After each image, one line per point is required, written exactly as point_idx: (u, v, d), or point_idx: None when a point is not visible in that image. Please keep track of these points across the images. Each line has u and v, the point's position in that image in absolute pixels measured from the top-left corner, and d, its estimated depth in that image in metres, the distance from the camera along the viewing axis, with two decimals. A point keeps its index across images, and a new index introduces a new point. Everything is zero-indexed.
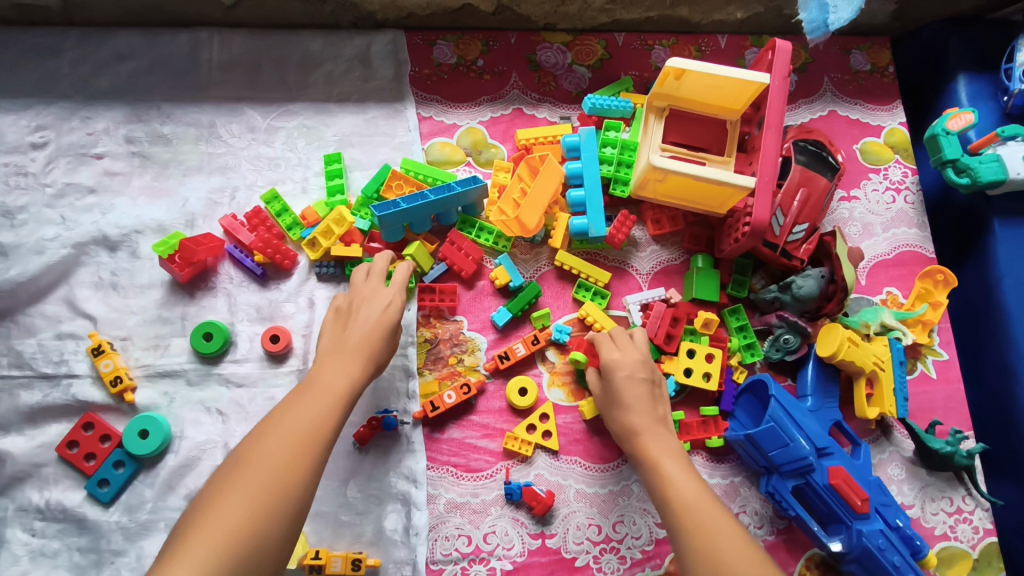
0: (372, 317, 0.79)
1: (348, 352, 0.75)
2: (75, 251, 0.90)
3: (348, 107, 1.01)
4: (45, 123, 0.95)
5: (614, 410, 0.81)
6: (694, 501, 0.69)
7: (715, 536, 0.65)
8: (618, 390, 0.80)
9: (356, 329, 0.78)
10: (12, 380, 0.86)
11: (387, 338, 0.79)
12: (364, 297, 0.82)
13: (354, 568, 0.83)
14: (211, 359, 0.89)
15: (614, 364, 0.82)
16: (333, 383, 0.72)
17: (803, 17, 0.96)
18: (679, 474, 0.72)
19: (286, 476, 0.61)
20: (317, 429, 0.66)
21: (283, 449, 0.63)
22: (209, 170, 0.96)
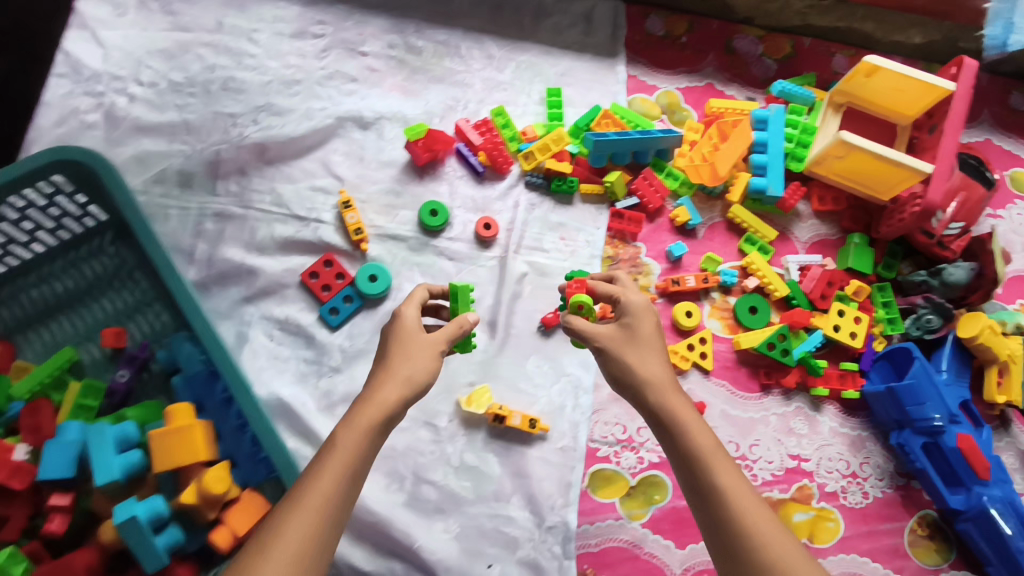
0: (416, 367, 0.71)
1: (381, 385, 0.69)
2: (336, 123, 1.07)
3: (569, 54, 1.16)
4: (324, 19, 1.12)
5: (625, 350, 0.74)
6: (716, 467, 0.66)
7: (745, 507, 0.64)
8: (637, 331, 0.75)
9: (388, 361, 0.71)
10: (271, 215, 1.02)
11: (432, 368, 0.72)
12: (403, 334, 0.73)
13: (530, 427, 0.95)
14: (431, 233, 1.04)
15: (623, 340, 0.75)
16: (344, 440, 0.64)
17: (987, 32, 1.16)
18: (698, 432, 0.69)
19: (312, 547, 0.58)
20: (335, 488, 0.62)
21: (306, 521, 0.59)
22: (449, 82, 1.12)
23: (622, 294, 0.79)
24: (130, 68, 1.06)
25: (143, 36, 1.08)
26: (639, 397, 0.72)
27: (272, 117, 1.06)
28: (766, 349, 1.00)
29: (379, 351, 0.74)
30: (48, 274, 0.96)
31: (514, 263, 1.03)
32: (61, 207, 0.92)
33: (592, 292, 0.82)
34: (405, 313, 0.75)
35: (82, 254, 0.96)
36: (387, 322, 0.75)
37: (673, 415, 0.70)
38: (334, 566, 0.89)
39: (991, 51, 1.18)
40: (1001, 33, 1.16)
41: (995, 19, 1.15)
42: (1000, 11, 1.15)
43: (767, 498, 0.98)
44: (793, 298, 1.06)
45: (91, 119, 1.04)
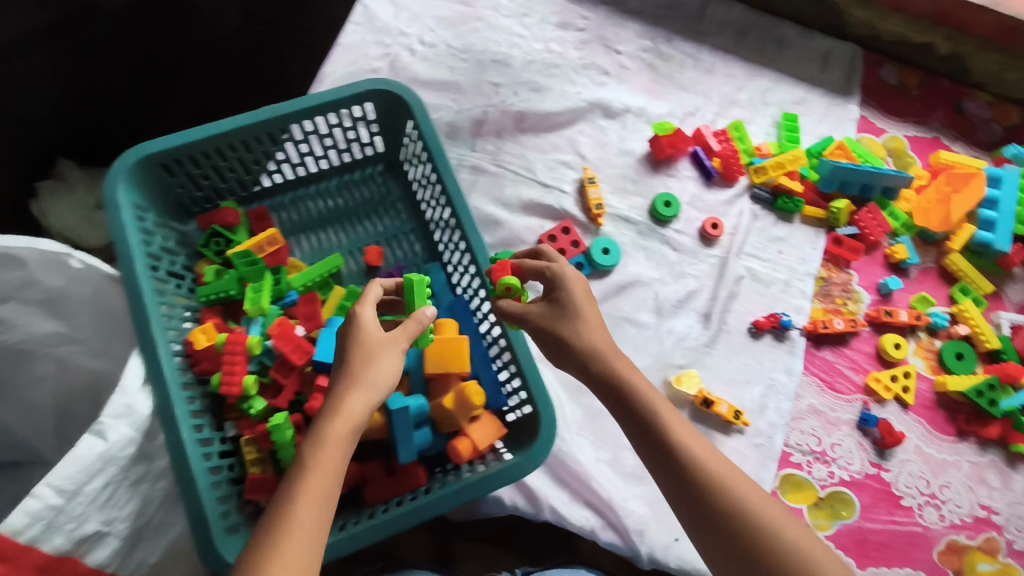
0: (390, 362, 0.70)
1: (351, 397, 0.66)
2: (586, 107, 1.16)
3: (804, 86, 1.22)
4: (587, 15, 1.22)
5: (559, 326, 0.74)
6: (676, 429, 0.67)
7: (749, 495, 0.63)
8: (565, 305, 0.74)
9: (375, 377, 0.68)
10: (519, 177, 1.11)
11: (389, 359, 0.70)
12: (346, 325, 0.73)
13: (735, 418, 0.98)
14: (659, 223, 1.11)
15: (574, 331, 0.73)
16: (329, 431, 0.64)
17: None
18: (648, 393, 0.69)
19: (311, 542, 0.58)
20: (314, 515, 0.59)
21: (311, 510, 0.59)
22: (691, 91, 1.20)
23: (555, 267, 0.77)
24: (416, 29, 1.19)
25: (430, 2, 1.20)
26: (571, 350, 0.73)
27: (531, 91, 1.16)
28: (974, 396, 1.02)
29: (340, 360, 0.70)
30: (323, 189, 1.08)
31: (734, 265, 1.09)
32: (356, 133, 1.03)
33: (518, 271, 0.81)
34: (364, 318, 0.72)
35: (354, 178, 1.08)
36: (349, 320, 0.73)
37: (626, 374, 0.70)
38: (535, 504, 0.94)
39: None
40: None
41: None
42: None
43: (954, 541, 0.97)
44: (1003, 353, 1.07)
45: (375, 66, 1.16)
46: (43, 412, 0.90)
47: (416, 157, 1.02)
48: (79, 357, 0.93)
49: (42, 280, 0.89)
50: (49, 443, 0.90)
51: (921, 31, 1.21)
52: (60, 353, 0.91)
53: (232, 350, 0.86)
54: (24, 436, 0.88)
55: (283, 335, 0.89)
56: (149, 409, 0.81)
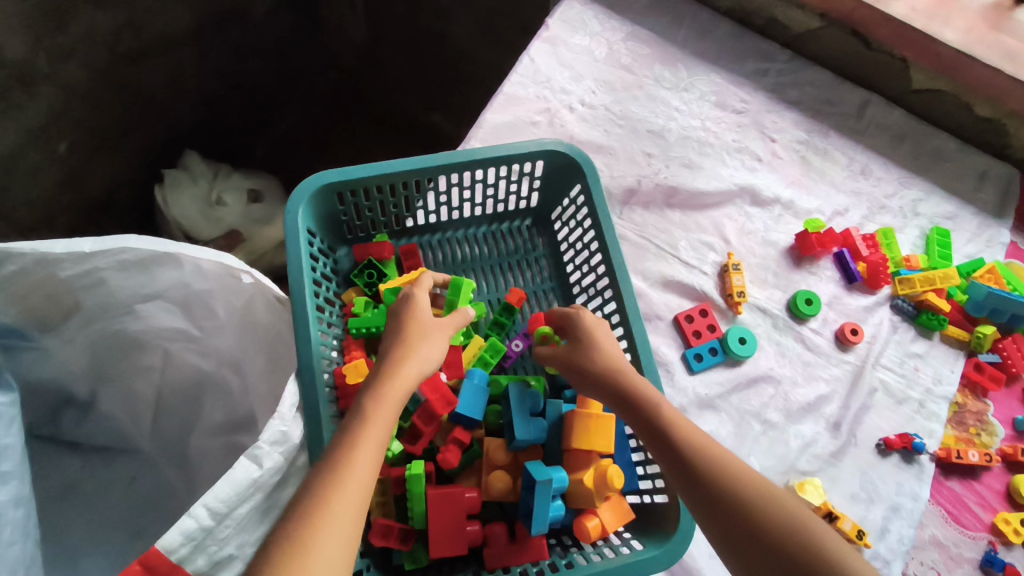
0: (431, 348, 0.78)
1: (400, 359, 0.74)
2: (736, 191, 1.16)
3: (957, 201, 1.20)
4: (746, 100, 1.24)
5: (578, 347, 0.81)
6: (690, 431, 0.70)
7: (756, 483, 0.65)
8: (580, 332, 0.82)
9: (421, 347, 0.77)
10: (663, 252, 1.11)
11: (429, 343, 0.78)
12: (399, 308, 0.82)
13: (857, 537, 0.94)
14: (796, 319, 1.09)
15: (586, 350, 0.80)
16: (378, 398, 0.69)
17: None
18: (694, 432, 0.70)
19: (359, 502, 0.61)
20: (372, 446, 0.65)
21: (367, 455, 0.64)
22: (841, 190, 1.19)
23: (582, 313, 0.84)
24: (578, 88, 1.22)
25: (596, 65, 1.24)
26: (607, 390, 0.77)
27: (685, 168, 1.17)
28: None
29: (391, 331, 0.79)
30: (470, 234, 1.08)
31: (869, 376, 1.06)
32: (517, 186, 1.05)
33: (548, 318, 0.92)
34: (418, 296, 0.82)
35: (501, 228, 1.09)
36: (405, 303, 0.82)
37: (652, 403, 0.73)
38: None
39: None
40: None
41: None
42: None
43: None
44: None
45: (535, 119, 1.18)
46: (144, 402, 0.98)
47: (573, 219, 1.03)
48: (189, 354, 1.00)
49: (191, 283, 0.96)
50: (145, 435, 0.98)
51: None
52: (173, 348, 0.99)
53: None
54: (124, 422, 0.97)
55: (430, 382, 0.86)
56: (299, 438, 0.79)
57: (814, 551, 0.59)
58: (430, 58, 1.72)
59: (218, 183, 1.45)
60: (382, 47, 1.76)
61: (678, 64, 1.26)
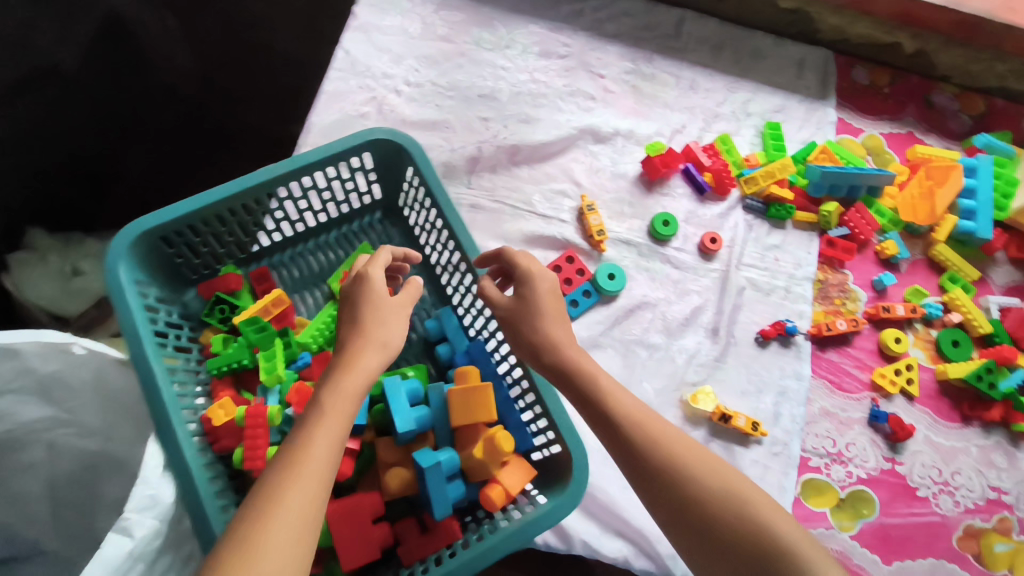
0: (389, 329, 0.73)
1: (358, 349, 0.69)
2: (577, 134, 1.18)
3: (783, 93, 1.26)
4: (568, 44, 1.25)
5: (516, 314, 0.78)
6: (620, 402, 0.69)
7: (686, 450, 0.65)
8: (523, 296, 0.78)
9: (377, 328, 0.72)
10: (518, 211, 1.12)
11: (385, 326, 0.73)
12: (353, 296, 0.75)
13: (753, 429, 1.00)
14: (659, 242, 1.12)
15: (521, 303, 0.78)
16: (336, 395, 0.65)
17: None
18: (623, 399, 0.69)
19: (312, 510, 0.56)
20: (327, 451, 0.60)
21: (321, 458, 0.59)
22: (675, 109, 1.22)
23: (536, 275, 0.80)
24: (400, 70, 1.19)
25: (412, 43, 1.22)
26: (556, 369, 0.74)
27: (522, 124, 1.17)
28: (975, 380, 1.06)
29: (348, 317, 0.74)
30: (322, 243, 1.06)
31: (735, 277, 1.11)
32: (354, 183, 1.02)
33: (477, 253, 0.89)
34: (375, 274, 0.77)
35: (351, 228, 1.07)
36: (357, 285, 0.76)
37: (591, 376, 0.71)
38: (567, 540, 0.93)
39: None
40: None
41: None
42: None
43: (970, 526, 1.02)
44: (997, 336, 1.11)
45: (363, 110, 1.16)
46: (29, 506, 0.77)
47: (417, 202, 1.02)
48: (70, 439, 0.82)
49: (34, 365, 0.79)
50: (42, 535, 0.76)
51: (888, 32, 1.25)
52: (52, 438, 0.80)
53: (253, 424, 0.83)
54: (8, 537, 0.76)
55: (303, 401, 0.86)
56: (172, 496, 0.75)
57: (735, 508, 0.61)
58: (245, 63, 1.43)
59: (71, 253, 1.24)
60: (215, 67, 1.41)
61: (495, 23, 1.25)
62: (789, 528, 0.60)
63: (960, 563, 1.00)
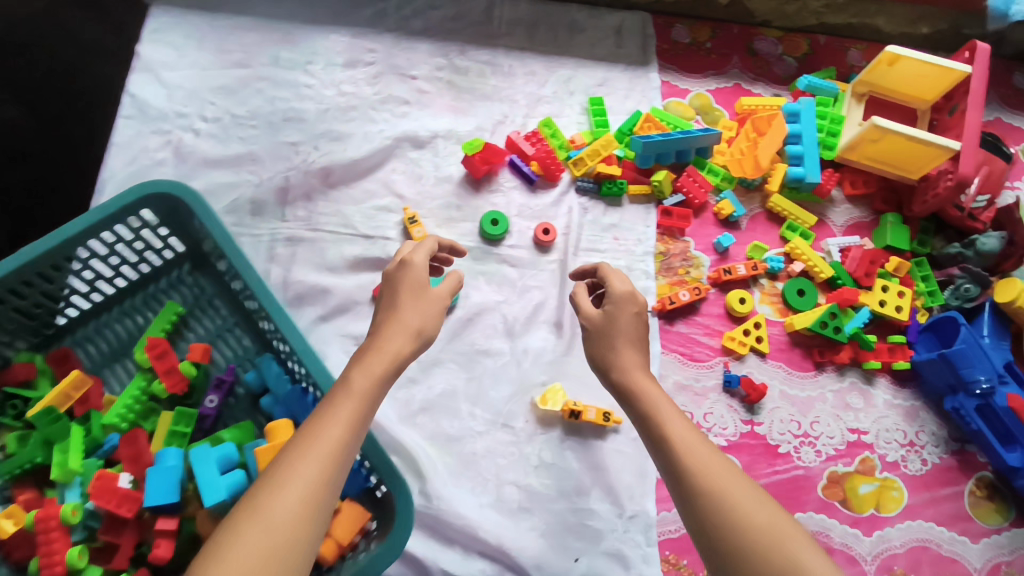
0: (419, 317, 0.74)
1: (382, 338, 0.71)
2: (393, 144, 1.12)
3: (605, 65, 1.23)
4: (375, 47, 1.17)
5: (604, 336, 0.79)
6: (678, 423, 0.70)
7: (719, 467, 0.66)
8: (615, 320, 0.79)
9: (403, 314, 0.73)
10: (340, 236, 1.06)
11: (423, 322, 0.74)
12: (396, 281, 0.76)
13: (605, 420, 0.98)
14: (492, 242, 1.08)
15: (613, 313, 0.80)
16: (364, 378, 0.66)
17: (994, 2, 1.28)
18: (676, 420, 0.71)
19: (324, 489, 0.58)
20: (340, 442, 0.60)
21: (332, 444, 0.60)
22: (496, 99, 1.17)
23: (617, 288, 0.81)
24: (194, 106, 1.11)
25: (203, 74, 1.13)
26: (623, 390, 0.76)
27: (332, 142, 1.11)
28: (819, 328, 1.07)
29: (383, 301, 0.76)
30: (130, 308, 0.99)
31: (574, 265, 1.08)
32: (144, 242, 0.95)
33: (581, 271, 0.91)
34: (416, 261, 0.78)
35: (159, 287, 1.00)
36: (398, 270, 0.77)
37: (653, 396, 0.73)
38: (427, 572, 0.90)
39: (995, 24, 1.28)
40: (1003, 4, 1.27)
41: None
42: None
43: (833, 473, 1.02)
44: (839, 279, 1.12)
45: (160, 157, 1.08)
46: None
47: (214, 251, 0.95)
48: None
49: None
50: None
51: None
52: None
53: (46, 528, 0.77)
54: None
55: (104, 489, 0.79)
56: None
57: (758, 522, 0.61)
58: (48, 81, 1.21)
59: None
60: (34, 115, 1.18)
61: (293, 36, 1.17)
62: (813, 556, 0.59)
63: (827, 511, 1.00)
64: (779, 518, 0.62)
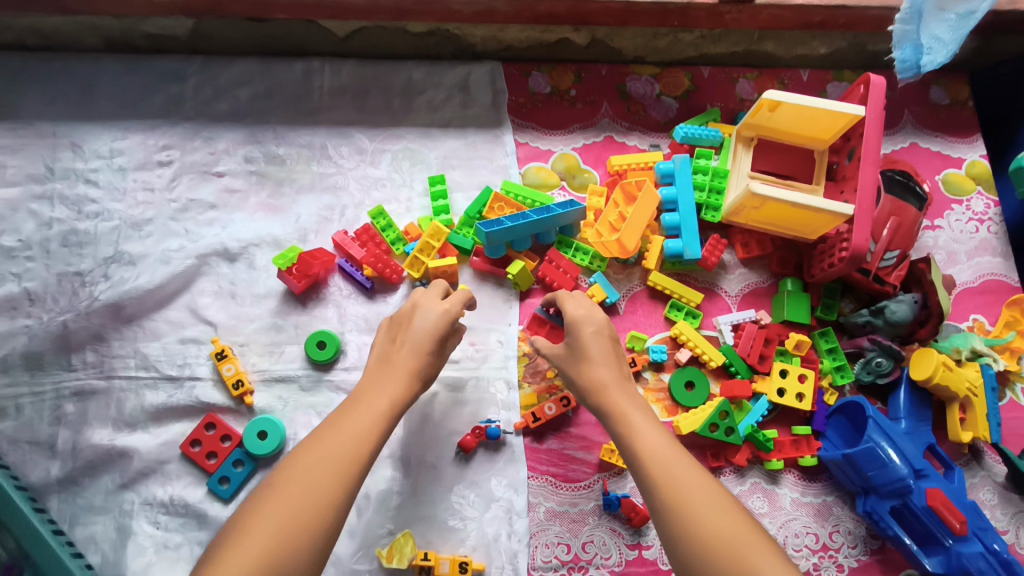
0: (429, 367, 0.79)
1: (394, 371, 0.75)
2: (198, 261, 0.95)
3: (449, 132, 1.06)
4: (170, 143, 1.00)
5: (569, 363, 0.83)
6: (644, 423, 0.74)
7: (681, 463, 0.68)
8: (579, 343, 0.82)
9: (411, 346, 0.78)
10: (139, 381, 0.90)
11: (433, 357, 0.79)
12: (414, 315, 0.80)
13: (462, 571, 0.85)
14: (322, 367, 0.93)
15: (580, 319, 0.84)
16: (377, 400, 0.71)
17: (896, 54, 0.98)
18: (648, 422, 0.74)
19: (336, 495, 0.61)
20: (346, 459, 0.64)
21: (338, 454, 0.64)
22: (320, 189, 1.01)
23: (581, 304, 0.86)
24: None
25: None
26: (593, 394, 0.79)
27: (123, 267, 0.94)
28: (708, 432, 0.91)
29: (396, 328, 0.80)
30: None
31: None
32: None
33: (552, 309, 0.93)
34: (446, 304, 0.82)
35: None
36: (421, 306, 0.82)
37: (623, 396, 0.77)
38: None
39: (904, 75, 0.99)
40: (912, 53, 0.97)
41: (901, 42, 0.96)
42: (905, 30, 0.95)
43: None
44: (732, 366, 0.97)
45: None
46: None
47: None
48: None
49: None
50: None
51: (547, 30, 1.05)
52: None
53: None
54: None
55: None
56: None
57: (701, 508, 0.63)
58: None
59: None
60: None
61: (69, 139, 0.99)
62: (770, 563, 0.59)
63: None
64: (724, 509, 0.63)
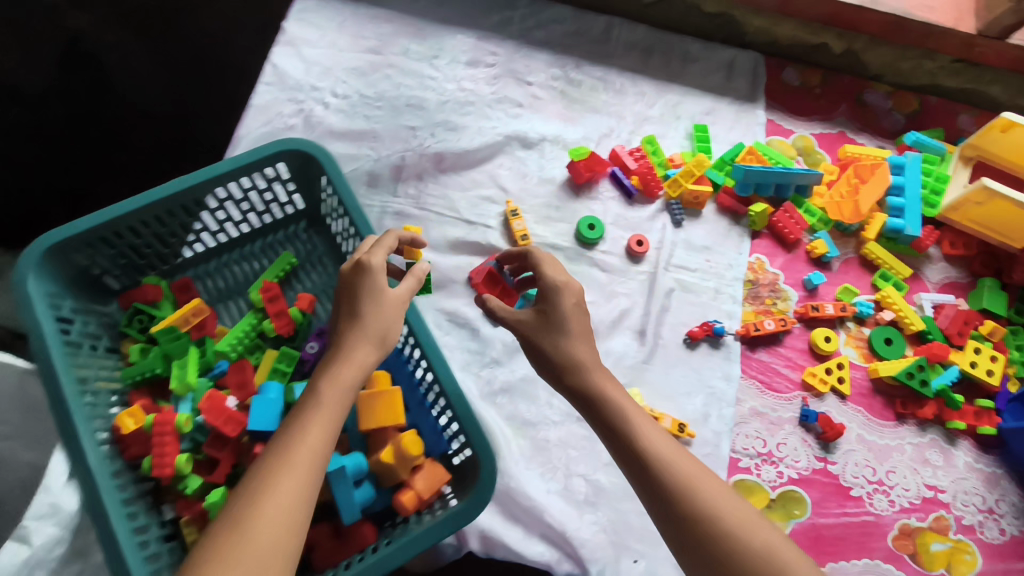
0: (381, 327, 0.71)
1: (349, 346, 0.69)
2: (504, 141, 1.18)
3: (713, 96, 1.27)
4: (497, 52, 1.25)
5: (547, 337, 0.77)
6: (644, 430, 0.69)
7: (691, 476, 0.65)
8: (552, 315, 0.77)
9: (351, 325, 0.71)
10: (444, 217, 1.12)
11: (389, 316, 0.72)
12: (349, 291, 0.73)
13: (679, 431, 1.00)
14: (586, 245, 1.12)
15: (560, 287, 0.78)
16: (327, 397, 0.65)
17: None
18: (644, 427, 0.69)
19: (303, 500, 0.58)
20: (308, 459, 0.60)
21: (303, 457, 0.60)
22: (604, 113, 1.23)
23: (558, 278, 0.79)
24: (328, 82, 1.20)
25: (340, 55, 1.22)
26: (581, 391, 0.74)
27: (447, 131, 1.18)
28: (906, 379, 1.05)
29: (345, 303, 0.73)
30: (247, 253, 1.08)
31: (663, 279, 1.11)
32: (272, 193, 1.04)
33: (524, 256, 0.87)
34: (373, 257, 0.74)
35: (277, 239, 1.09)
36: (355, 280, 0.73)
37: (616, 402, 0.72)
38: (463, 539, 0.93)
39: None
40: None
41: None
42: None
43: (905, 525, 1.00)
44: (929, 332, 1.10)
45: (291, 122, 1.17)
46: None
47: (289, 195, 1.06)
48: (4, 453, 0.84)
49: None
50: None
51: (814, 33, 1.26)
52: None
53: (162, 431, 0.85)
54: None
55: (214, 408, 0.87)
56: (75, 505, 0.79)
57: (728, 529, 0.61)
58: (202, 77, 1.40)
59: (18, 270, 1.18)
60: (182, 89, 1.38)
61: (423, 32, 1.26)
62: (805, 569, 0.60)
63: (895, 562, 0.97)
64: (749, 524, 0.62)
